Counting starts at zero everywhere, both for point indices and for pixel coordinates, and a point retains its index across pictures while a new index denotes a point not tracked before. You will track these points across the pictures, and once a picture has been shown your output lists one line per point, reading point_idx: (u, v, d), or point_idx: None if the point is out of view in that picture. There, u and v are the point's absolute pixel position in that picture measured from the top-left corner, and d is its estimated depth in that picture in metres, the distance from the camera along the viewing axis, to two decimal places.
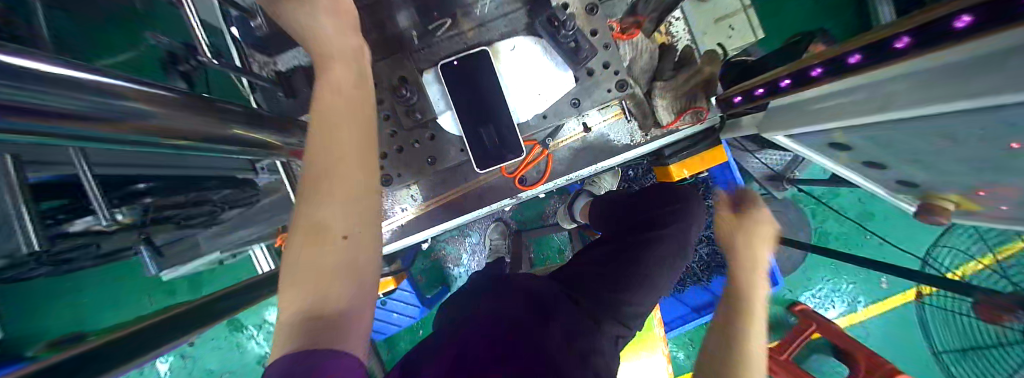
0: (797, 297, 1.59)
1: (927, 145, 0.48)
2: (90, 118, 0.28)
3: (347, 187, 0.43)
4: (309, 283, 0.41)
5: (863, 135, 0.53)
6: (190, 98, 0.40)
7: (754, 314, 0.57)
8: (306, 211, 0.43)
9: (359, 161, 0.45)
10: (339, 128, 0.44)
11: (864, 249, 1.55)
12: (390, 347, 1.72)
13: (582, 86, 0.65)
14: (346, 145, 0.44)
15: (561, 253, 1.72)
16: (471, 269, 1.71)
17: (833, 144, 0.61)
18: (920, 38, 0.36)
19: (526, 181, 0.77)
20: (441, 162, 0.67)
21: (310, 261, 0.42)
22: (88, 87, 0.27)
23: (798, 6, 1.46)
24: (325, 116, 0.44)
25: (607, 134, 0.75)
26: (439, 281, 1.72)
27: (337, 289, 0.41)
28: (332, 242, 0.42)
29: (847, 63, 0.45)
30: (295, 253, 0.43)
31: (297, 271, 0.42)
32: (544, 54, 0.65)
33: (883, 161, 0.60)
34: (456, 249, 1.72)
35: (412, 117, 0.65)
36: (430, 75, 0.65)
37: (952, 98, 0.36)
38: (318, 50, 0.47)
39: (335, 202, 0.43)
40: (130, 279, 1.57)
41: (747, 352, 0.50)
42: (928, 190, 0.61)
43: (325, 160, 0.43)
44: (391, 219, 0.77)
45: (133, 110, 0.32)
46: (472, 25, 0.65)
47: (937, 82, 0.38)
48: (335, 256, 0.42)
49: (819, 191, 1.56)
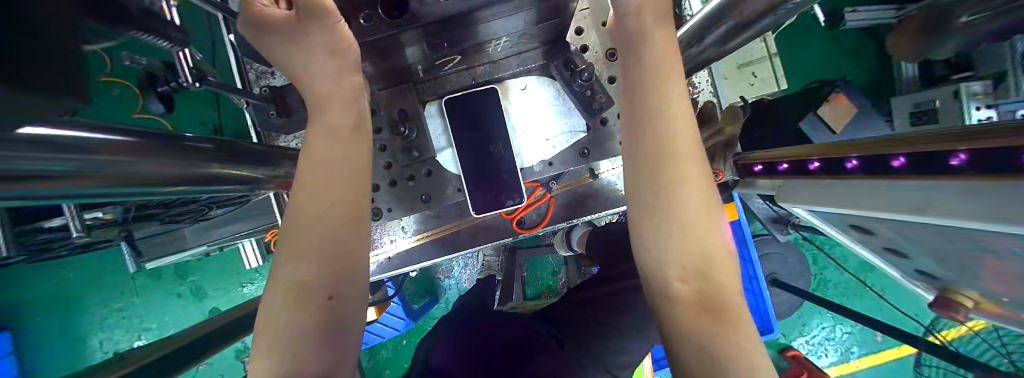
0: (790, 342, 1.54)
1: (953, 248, 0.44)
2: (43, 176, 0.26)
3: (330, 228, 0.38)
4: (278, 348, 0.33)
5: (894, 228, 0.49)
6: (163, 139, 0.37)
7: (720, 247, 0.37)
8: (283, 267, 0.36)
9: (346, 199, 0.40)
10: (324, 175, 0.39)
11: (865, 301, 1.50)
12: (369, 355, 1.67)
13: (593, 136, 0.62)
14: (333, 189, 0.39)
15: (553, 275, 1.62)
16: (462, 281, 1.66)
17: (853, 225, 0.57)
18: (979, 161, 0.32)
19: (525, 224, 0.73)
20: (436, 200, 0.64)
21: (280, 317, 0.34)
22: (40, 142, 0.25)
23: (822, 48, 1.42)
24: (313, 159, 0.40)
25: (614, 183, 0.71)
26: (427, 292, 1.65)
27: (309, 361, 0.33)
28: (315, 303, 0.35)
29: (889, 165, 0.41)
30: (265, 300, 0.35)
31: (266, 335, 0.34)
32: (551, 98, 0.64)
33: (904, 250, 0.56)
34: (448, 261, 1.66)
35: (409, 154, 0.62)
36: (433, 107, 0.66)
37: (989, 222, 0.33)
38: (313, 87, 0.44)
39: (316, 251, 0.36)
40: (107, 265, 1.49)
41: (732, 325, 0.34)
42: (948, 284, 0.57)
43: (311, 201, 0.38)
44: (378, 251, 0.74)
45: (96, 164, 0.29)
46: (483, 62, 0.62)
47: (976, 200, 0.34)
48: (307, 313, 0.34)
49: (822, 238, 1.50)
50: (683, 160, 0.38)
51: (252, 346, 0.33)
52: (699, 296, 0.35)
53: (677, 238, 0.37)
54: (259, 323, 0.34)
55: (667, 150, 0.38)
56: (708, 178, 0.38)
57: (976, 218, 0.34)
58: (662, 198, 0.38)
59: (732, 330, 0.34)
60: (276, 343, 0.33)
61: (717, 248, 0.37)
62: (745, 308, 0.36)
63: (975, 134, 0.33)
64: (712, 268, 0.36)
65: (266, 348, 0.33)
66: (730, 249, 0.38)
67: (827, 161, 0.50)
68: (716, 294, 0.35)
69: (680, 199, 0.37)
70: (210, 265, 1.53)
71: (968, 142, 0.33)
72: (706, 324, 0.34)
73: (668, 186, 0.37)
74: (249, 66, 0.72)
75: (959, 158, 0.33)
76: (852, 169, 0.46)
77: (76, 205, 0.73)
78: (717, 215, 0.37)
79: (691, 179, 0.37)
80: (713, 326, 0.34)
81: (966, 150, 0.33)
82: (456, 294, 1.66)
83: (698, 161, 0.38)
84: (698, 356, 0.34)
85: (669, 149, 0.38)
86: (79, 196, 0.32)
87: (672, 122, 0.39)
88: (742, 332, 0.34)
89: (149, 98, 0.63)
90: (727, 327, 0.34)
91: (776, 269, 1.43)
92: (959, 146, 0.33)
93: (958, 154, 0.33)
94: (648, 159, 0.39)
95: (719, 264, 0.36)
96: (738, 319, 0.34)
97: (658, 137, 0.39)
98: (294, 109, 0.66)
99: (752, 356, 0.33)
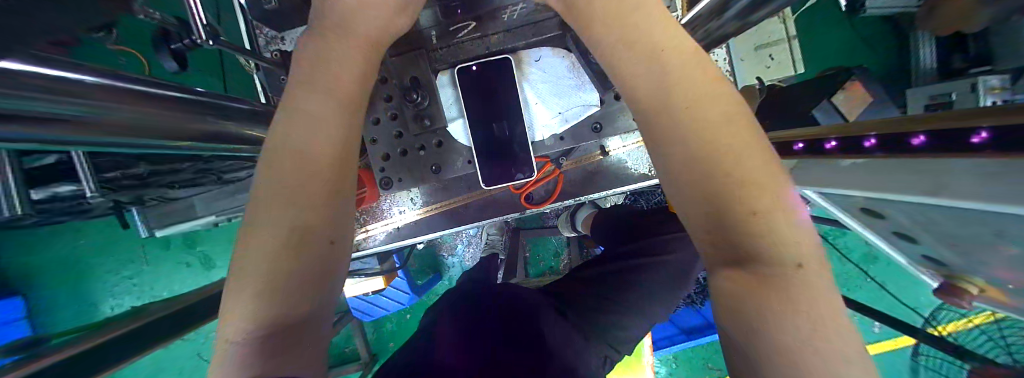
0: None
1: (971, 234, 0.44)
2: (54, 117, 0.25)
3: (317, 182, 0.36)
4: (270, 295, 0.32)
5: (899, 210, 0.50)
6: (170, 91, 0.37)
7: (758, 200, 0.31)
8: (264, 213, 0.34)
9: (329, 149, 0.38)
10: (321, 125, 0.38)
11: (862, 292, 1.51)
12: (375, 327, 1.72)
13: (607, 110, 0.62)
14: (323, 143, 0.38)
15: (557, 257, 1.66)
16: (467, 259, 1.69)
17: (863, 208, 0.58)
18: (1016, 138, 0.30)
19: (534, 199, 0.74)
20: (445, 172, 0.64)
21: (263, 263, 0.32)
22: (54, 84, 0.24)
23: (840, 33, 1.38)
24: (312, 111, 0.38)
25: (624, 161, 0.71)
26: (431, 269, 1.69)
27: (289, 305, 0.32)
28: (313, 254, 0.34)
29: (907, 144, 0.41)
30: (244, 247, 0.33)
31: (246, 277, 0.32)
32: (567, 68, 0.62)
33: (912, 235, 0.56)
34: (453, 238, 1.68)
35: (420, 123, 0.62)
36: (446, 76, 0.63)
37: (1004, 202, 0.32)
38: (327, 46, 0.42)
39: (306, 201, 0.35)
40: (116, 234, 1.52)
41: (780, 297, 0.28)
42: (954, 271, 0.57)
43: (306, 148, 0.37)
44: (388, 221, 0.76)
45: (108, 110, 0.30)
46: (497, 31, 0.60)
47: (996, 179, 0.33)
48: (293, 260, 0.33)
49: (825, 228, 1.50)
50: (697, 110, 0.36)
51: (233, 285, 0.32)
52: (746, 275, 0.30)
53: (686, 202, 0.36)
54: (235, 269, 0.33)
55: (681, 102, 0.37)
56: (737, 124, 0.35)
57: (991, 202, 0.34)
58: (683, 145, 0.36)
59: (784, 307, 0.27)
60: (254, 291, 0.31)
61: (761, 196, 0.31)
62: (806, 274, 0.29)
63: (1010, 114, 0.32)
64: (736, 233, 0.31)
65: (241, 298, 0.31)
66: (774, 200, 0.31)
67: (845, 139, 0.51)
68: (773, 245, 0.30)
69: (705, 149, 0.35)
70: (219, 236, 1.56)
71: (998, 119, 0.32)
72: (755, 289, 0.29)
73: (685, 135, 0.36)
74: (260, 32, 0.71)
75: (980, 135, 0.33)
76: (871, 147, 0.46)
77: (89, 160, 0.72)
78: (758, 160, 0.33)
79: (686, 141, 0.36)
80: (761, 295, 0.29)
81: (990, 128, 0.32)
82: (459, 272, 1.69)
83: (717, 106, 0.36)
84: (744, 333, 0.29)
85: (680, 98, 0.37)
86: (85, 141, 0.32)
87: (656, 88, 0.39)
88: (795, 304, 0.27)
89: (160, 56, 0.61)
90: (770, 298, 0.28)
91: None
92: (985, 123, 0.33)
93: (982, 131, 0.33)
94: (661, 112, 0.38)
95: (765, 215, 0.31)
96: (791, 289, 0.28)
97: (668, 92, 0.38)
98: None
99: (803, 326, 0.27)
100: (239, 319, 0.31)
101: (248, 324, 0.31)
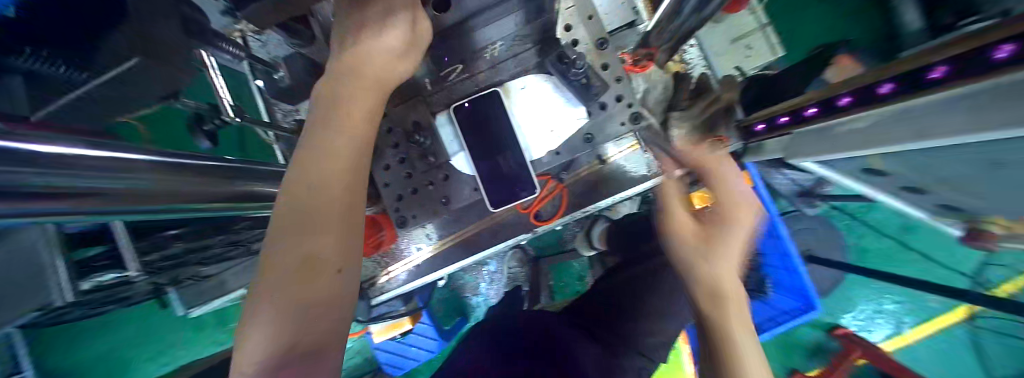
0: (838, 319, 1.45)
1: (972, 171, 0.46)
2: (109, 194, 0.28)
3: (333, 210, 0.41)
4: (287, 317, 0.35)
5: (901, 159, 0.51)
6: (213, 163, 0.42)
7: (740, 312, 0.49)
8: (283, 243, 0.38)
9: (346, 180, 0.43)
10: (326, 170, 0.41)
11: (907, 267, 1.43)
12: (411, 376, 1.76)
13: (594, 121, 0.65)
14: (336, 170, 0.42)
15: (580, 280, 1.71)
16: (490, 297, 1.68)
17: (868, 168, 0.61)
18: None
19: (542, 216, 0.75)
20: (455, 202, 0.67)
21: (282, 289, 0.36)
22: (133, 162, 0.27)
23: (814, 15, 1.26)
24: (315, 161, 0.42)
25: (623, 166, 0.73)
26: (457, 312, 1.67)
27: (315, 326, 0.36)
28: (327, 276, 0.38)
29: (930, 79, 0.38)
30: (266, 274, 0.37)
31: (269, 301, 0.35)
32: (555, 91, 0.65)
33: (921, 185, 0.57)
34: (474, 278, 1.67)
35: (426, 160, 0.66)
36: (443, 116, 0.66)
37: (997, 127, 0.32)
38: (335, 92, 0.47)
39: (326, 230, 0.39)
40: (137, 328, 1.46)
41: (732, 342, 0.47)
42: (978, 217, 0.58)
43: (317, 179, 0.41)
44: (407, 259, 0.78)
45: (153, 181, 0.33)
46: (483, 67, 0.63)
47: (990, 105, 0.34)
48: (318, 284, 0.37)
49: (855, 206, 1.43)
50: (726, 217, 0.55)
51: (257, 310, 0.35)
52: (706, 293, 0.50)
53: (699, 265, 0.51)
54: (255, 294, 0.37)
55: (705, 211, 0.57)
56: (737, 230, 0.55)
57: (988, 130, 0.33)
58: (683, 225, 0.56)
59: (717, 290, 0.49)
60: (274, 318, 0.34)
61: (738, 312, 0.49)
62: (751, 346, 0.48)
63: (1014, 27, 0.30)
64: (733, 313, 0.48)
65: (264, 316, 0.35)
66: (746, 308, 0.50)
67: (853, 96, 0.50)
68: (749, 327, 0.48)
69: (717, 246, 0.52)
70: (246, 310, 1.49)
71: (1007, 34, 0.30)
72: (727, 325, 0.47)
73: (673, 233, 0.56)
74: (276, 108, 0.79)
75: (1004, 49, 0.30)
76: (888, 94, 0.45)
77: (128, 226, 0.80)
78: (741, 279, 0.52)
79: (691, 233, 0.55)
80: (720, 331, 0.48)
81: (1019, 38, 0.29)
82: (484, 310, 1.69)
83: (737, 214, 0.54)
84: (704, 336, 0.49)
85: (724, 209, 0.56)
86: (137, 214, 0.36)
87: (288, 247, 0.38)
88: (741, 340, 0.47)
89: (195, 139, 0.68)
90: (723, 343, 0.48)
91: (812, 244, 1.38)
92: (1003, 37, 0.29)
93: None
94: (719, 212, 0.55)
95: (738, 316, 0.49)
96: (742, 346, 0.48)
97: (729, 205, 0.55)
98: None
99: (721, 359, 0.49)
100: (264, 344, 0.34)
101: (265, 350, 0.33)
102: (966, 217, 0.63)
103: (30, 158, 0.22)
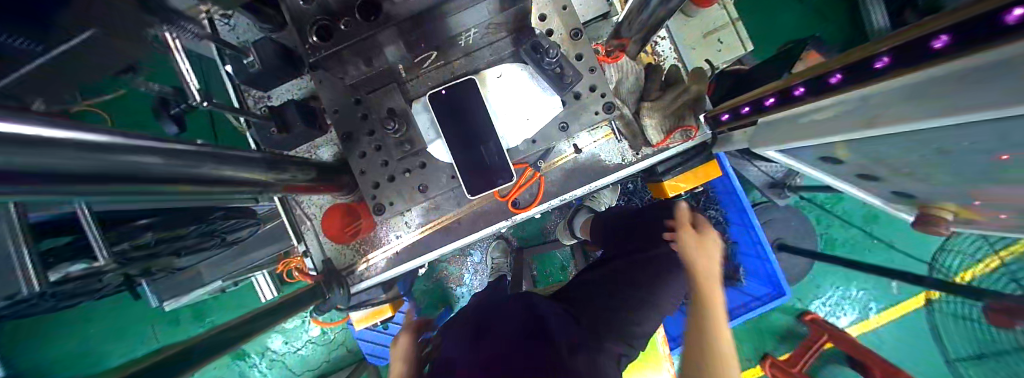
0: (807, 305, 1.54)
1: (919, 158, 0.49)
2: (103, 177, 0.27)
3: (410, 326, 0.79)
4: None
5: (858, 147, 0.53)
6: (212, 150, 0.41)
7: None
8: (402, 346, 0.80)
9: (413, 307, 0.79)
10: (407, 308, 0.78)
11: (870, 255, 1.53)
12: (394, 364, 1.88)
13: (569, 110, 0.67)
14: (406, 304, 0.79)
15: (564, 270, 1.75)
16: (473, 288, 1.75)
17: (823, 157, 0.64)
18: (961, 37, 0.30)
19: (520, 204, 0.76)
20: (432, 189, 0.68)
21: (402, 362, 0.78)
22: (106, 147, 0.26)
23: (785, 13, 1.30)
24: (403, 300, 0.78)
25: (598, 155, 0.74)
26: (441, 302, 1.78)
27: None
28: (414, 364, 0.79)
29: (873, 69, 0.41)
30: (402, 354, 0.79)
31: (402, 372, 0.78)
32: (530, 80, 0.66)
33: (875, 172, 0.61)
34: (458, 269, 1.77)
35: (402, 148, 0.67)
36: (419, 104, 0.66)
37: (956, 110, 0.34)
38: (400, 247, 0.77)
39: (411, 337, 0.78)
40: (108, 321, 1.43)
41: None
42: (925, 201, 0.63)
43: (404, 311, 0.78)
44: (387, 247, 0.77)
45: (161, 166, 0.32)
46: (459, 56, 0.64)
47: (948, 90, 0.35)
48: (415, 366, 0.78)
49: (822, 197, 1.52)
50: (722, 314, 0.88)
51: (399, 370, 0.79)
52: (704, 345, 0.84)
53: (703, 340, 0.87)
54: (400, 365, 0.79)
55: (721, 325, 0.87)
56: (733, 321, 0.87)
57: (949, 111, 0.35)
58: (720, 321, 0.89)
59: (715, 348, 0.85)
60: None
61: None
62: None
63: (946, 16, 0.32)
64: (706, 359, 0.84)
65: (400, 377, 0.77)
66: None
67: (810, 84, 0.51)
68: None
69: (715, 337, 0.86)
70: (226, 303, 1.47)
71: (943, 24, 0.32)
72: None
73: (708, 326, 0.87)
74: (247, 93, 0.76)
75: (944, 38, 0.32)
76: (836, 84, 0.47)
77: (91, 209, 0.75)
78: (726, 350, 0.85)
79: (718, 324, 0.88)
80: None
81: (951, 30, 0.31)
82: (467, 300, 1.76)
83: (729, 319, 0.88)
84: None
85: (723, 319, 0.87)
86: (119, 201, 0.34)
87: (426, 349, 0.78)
88: None
89: (162, 123, 0.65)
90: None
91: (781, 233, 1.46)
92: (938, 29, 0.32)
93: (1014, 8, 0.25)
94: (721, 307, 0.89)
95: None
96: None
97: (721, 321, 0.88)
98: (292, 123, 0.70)
99: None
100: None
101: None
102: (914, 202, 0.68)
103: (58, 140, 0.22)
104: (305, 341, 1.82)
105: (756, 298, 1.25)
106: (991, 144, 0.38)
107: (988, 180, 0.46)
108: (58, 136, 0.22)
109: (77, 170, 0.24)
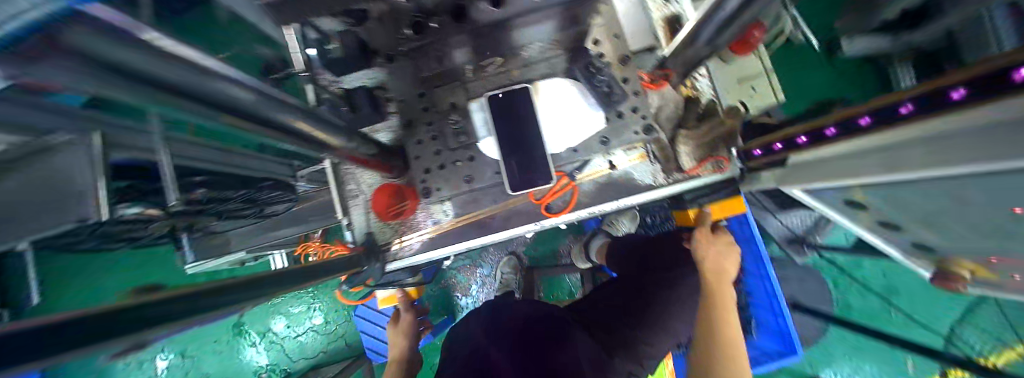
0: (819, 373, 1.47)
1: (940, 208, 0.53)
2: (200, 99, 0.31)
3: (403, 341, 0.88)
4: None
5: (883, 193, 0.57)
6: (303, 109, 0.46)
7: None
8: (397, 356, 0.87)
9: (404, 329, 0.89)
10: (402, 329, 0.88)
11: (888, 328, 1.47)
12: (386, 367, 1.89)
13: (612, 127, 0.73)
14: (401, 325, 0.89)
15: (571, 296, 1.75)
16: (479, 300, 1.76)
17: (848, 202, 0.68)
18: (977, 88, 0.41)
19: (552, 209, 0.81)
20: (477, 181, 0.74)
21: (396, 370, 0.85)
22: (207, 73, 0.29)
23: (814, 75, 1.38)
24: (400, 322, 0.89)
25: (632, 173, 0.80)
26: (444, 311, 1.78)
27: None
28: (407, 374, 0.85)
29: (897, 114, 0.50)
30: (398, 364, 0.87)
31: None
32: (579, 95, 0.71)
33: (898, 221, 0.64)
34: (466, 278, 1.79)
35: (457, 139, 0.74)
36: (477, 103, 0.71)
37: (982, 158, 0.38)
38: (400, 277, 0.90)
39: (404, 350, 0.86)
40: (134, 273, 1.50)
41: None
42: (946, 256, 0.66)
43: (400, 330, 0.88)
44: (422, 231, 0.83)
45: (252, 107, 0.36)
46: (518, 65, 0.72)
47: (985, 140, 0.39)
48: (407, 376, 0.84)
49: (841, 260, 1.49)
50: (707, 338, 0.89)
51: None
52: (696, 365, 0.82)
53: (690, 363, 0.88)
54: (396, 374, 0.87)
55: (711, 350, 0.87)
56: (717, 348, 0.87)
57: (977, 158, 0.38)
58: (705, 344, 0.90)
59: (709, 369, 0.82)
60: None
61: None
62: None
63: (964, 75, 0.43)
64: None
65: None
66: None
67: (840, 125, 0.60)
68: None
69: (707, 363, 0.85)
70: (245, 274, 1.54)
71: (962, 80, 0.43)
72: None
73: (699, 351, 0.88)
74: None
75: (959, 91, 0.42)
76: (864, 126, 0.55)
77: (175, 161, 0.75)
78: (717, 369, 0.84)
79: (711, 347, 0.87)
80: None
81: (966, 85, 0.42)
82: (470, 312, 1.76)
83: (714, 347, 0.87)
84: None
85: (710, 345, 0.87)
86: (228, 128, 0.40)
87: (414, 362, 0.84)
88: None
89: None
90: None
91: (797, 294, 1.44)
92: (958, 82, 0.43)
93: None
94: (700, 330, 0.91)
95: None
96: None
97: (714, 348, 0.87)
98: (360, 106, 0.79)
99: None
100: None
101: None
102: (935, 258, 0.70)
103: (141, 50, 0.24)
104: (306, 327, 1.84)
105: (765, 353, 1.22)
106: (1009, 194, 0.42)
107: (1004, 232, 0.50)
108: (135, 47, 0.23)
109: (161, 83, 0.26)
